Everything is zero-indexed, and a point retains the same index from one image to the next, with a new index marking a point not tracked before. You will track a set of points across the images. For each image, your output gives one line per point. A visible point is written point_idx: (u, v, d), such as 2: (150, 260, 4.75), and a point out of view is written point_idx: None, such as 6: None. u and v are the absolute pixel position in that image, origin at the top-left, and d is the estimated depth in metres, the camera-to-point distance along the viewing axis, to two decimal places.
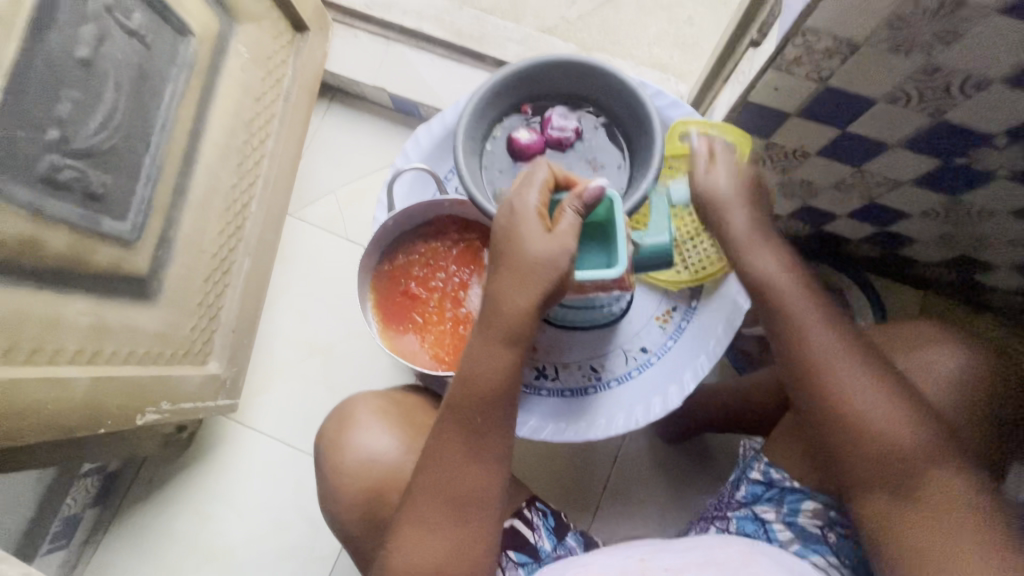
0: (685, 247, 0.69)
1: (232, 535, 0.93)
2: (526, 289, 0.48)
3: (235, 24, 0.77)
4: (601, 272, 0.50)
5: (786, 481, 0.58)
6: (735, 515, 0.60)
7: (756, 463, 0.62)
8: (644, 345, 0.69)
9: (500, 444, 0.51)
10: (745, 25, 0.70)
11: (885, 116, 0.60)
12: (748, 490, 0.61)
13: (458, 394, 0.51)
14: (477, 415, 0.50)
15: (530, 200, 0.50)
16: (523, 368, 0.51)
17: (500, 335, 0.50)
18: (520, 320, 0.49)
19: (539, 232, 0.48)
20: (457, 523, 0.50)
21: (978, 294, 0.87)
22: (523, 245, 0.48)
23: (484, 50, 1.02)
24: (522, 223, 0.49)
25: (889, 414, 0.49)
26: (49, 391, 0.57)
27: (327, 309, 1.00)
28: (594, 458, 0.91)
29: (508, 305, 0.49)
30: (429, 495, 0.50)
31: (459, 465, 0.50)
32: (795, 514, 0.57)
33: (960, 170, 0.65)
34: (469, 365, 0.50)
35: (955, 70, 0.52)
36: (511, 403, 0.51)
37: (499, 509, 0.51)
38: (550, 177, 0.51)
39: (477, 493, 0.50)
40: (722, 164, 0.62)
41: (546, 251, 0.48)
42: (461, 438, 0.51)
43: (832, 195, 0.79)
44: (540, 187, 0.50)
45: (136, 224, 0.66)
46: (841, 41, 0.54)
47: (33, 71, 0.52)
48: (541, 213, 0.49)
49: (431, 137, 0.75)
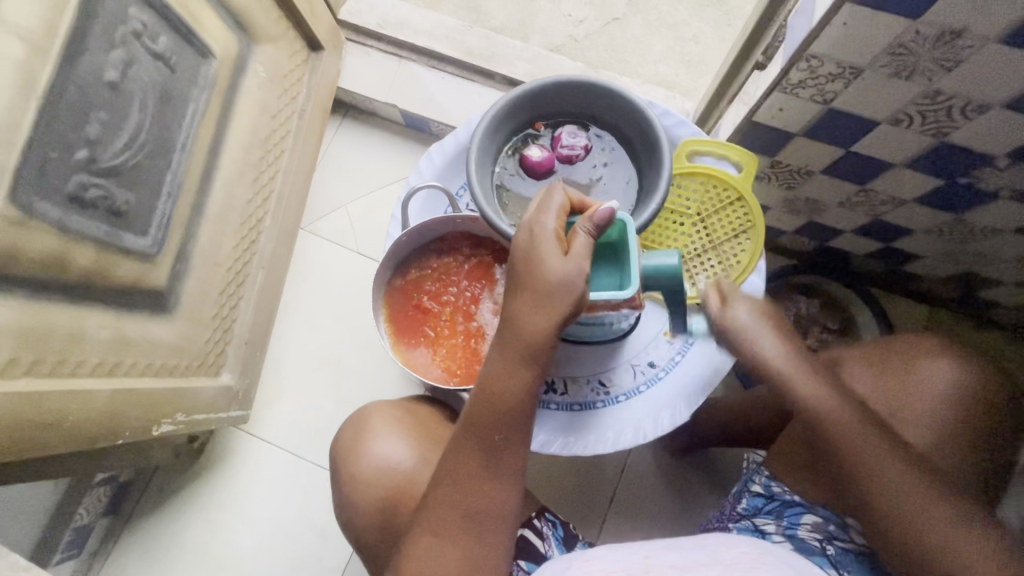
0: (692, 265, 0.70)
1: (242, 545, 0.94)
2: (543, 310, 0.49)
3: (254, 45, 0.79)
4: (615, 294, 0.51)
5: (786, 493, 0.59)
6: (737, 526, 0.61)
7: (757, 476, 0.63)
8: (652, 360, 0.70)
9: (515, 463, 0.52)
10: (750, 47, 0.72)
11: (889, 137, 0.62)
12: (750, 502, 0.62)
13: (475, 412, 0.51)
14: (494, 434, 0.51)
15: (548, 224, 0.51)
16: (537, 386, 0.52)
17: (516, 353, 0.50)
18: (538, 340, 0.50)
19: (557, 255, 0.49)
20: (472, 537, 0.51)
21: (982, 309, 0.88)
22: (540, 267, 0.49)
23: (493, 68, 1.04)
24: (540, 246, 0.50)
25: (873, 446, 0.50)
26: (71, 403, 0.58)
27: (338, 321, 1.02)
28: (601, 471, 0.91)
29: (525, 326, 0.50)
30: (445, 510, 0.51)
31: (476, 479, 0.51)
32: (794, 527, 0.57)
33: (963, 189, 0.66)
34: (486, 382, 0.51)
35: (956, 95, 0.53)
36: (526, 423, 0.52)
37: (513, 522, 0.53)
38: (565, 202, 0.52)
39: (493, 507, 0.51)
40: (739, 304, 0.59)
41: (562, 274, 0.49)
42: (476, 455, 0.51)
43: (837, 212, 0.80)
44: (556, 211, 0.52)
45: (157, 239, 0.67)
46: (844, 66, 0.56)
47: (65, 94, 0.54)
48: (556, 236, 0.50)
49: (443, 154, 0.76)
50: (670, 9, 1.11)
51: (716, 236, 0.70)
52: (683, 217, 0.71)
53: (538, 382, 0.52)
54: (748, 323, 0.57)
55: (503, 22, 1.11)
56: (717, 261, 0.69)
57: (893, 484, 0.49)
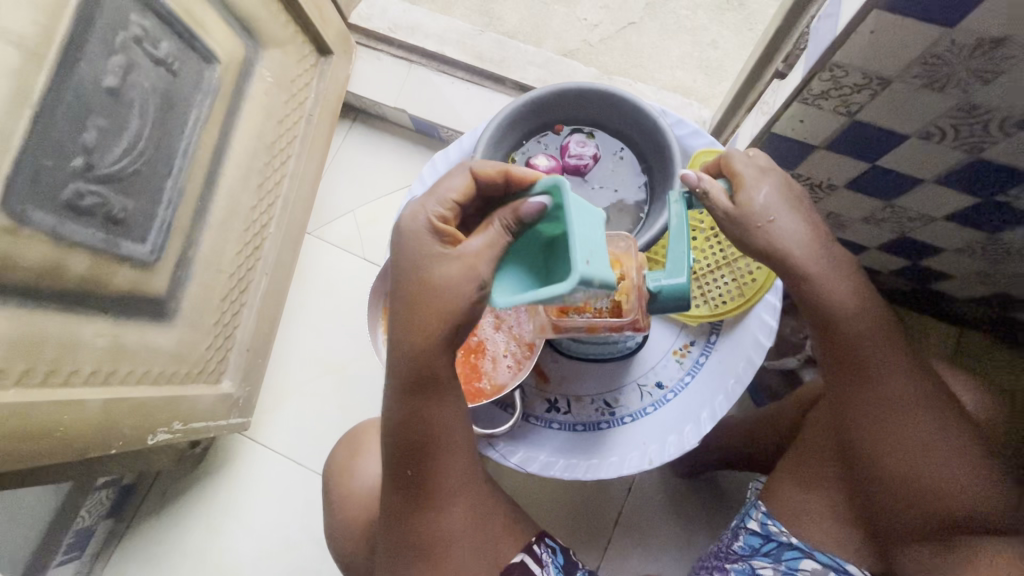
0: (704, 281, 0.67)
1: (241, 553, 0.93)
2: (416, 326, 0.45)
3: (261, 50, 0.78)
4: (550, 289, 0.40)
5: (785, 536, 0.55)
6: (733, 569, 0.58)
7: (754, 511, 0.59)
8: (660, 380, 0.67)
9: (449, 490, 0.52)
10: (770, 54, 0.68)
11: (918, 151, 0.58)
12: (746, 541, 0.58)
13: (393, 454, 0.50)
14: (407, 468, 0.50)
15: (420, 216, 0.45)
16: (438, 415, 0.48)
17: (415, 392, 0.47)
18: (422, 370, 0.46)
19: (438, 255, 0.45)
20: (429, 564, 0.53)
21: (1014, 332, 0.83)
22: (406, 271, 0.45)
23: (505, 73, 1.02)
24: (410, 247, 0.45)
25: (903, 378, 0.50)
26: (63, 412, 0.57)
27: (343, 327, 1.01)
28: (607, 490, 0.88)
29: (406, 356, 0.46)
30: (388, 542, 0.53)
31: (408, 512, 0.52)
32: (793, 572, 0.54)
33: (999, 208, 0.62)
34: (392, 424, 0.49)
35: (994, 108, 0.49)
36: (444, 450, 0.50)
37: (465, 540, 0.54)
38: (457, 187, 0.46)
39: (442, 533, 0.53)
40: (753, 184, 0.52)
41: (438, 274, 0.44)
42: (397, 491, 0.52)
43: (860, 227, 0.76)
44: (440, 201, 0.46)
45: (156, 246, 0.67)
46: (871, 77, 0.52)
47: (61, 101, 0.53)
48: (437, 233, 0.45)
49: (448, 162, 0.74)
50: (689, 13, 1.08)
51: (730, 252, 0.67)
52: (697, 232, 0.68)
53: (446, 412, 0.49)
54: (766, 204, 0.51)
55: (516, 26, 1.08)
56: (731, 277, 0.66)
57: (912, 409, 0.50)
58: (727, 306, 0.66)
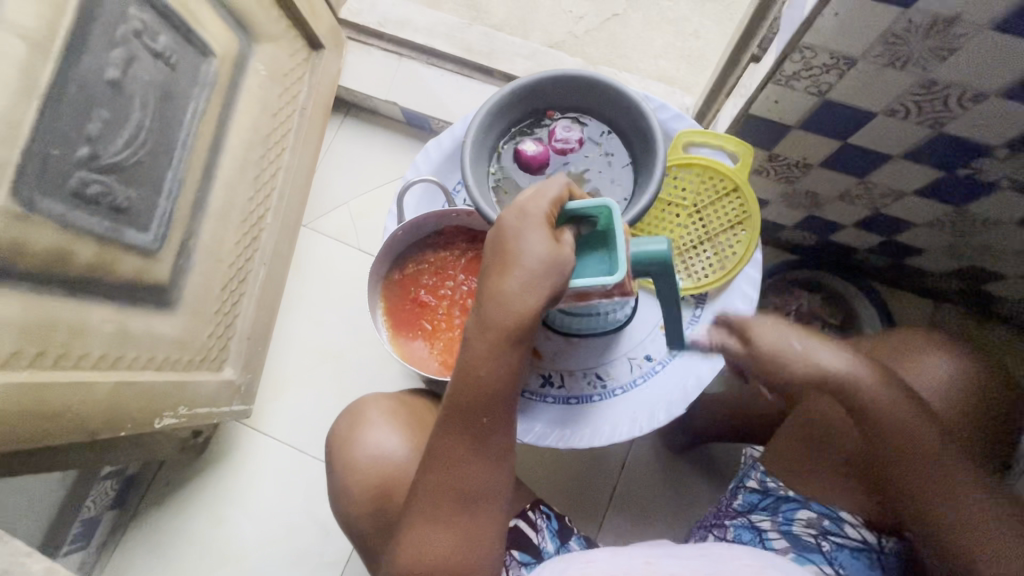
0: (687, 256, 0.70)
1: (246, 538, 0.95)
2: (533, 289, 0.45)
3: (255, 44, 0.80)
4: (601, 279, 0.49)
5: (782, 490, 0.60)
6: (732, 524, 0.61)
7: (753, 471, 0.63)
8: (649, 353, 0.70)
9: (503, 447, 0.51)
10: (746, 40, 0.71)
11: (886, 128, 0.61)
12: (745, 499, 0.62)
13: (462, 396, 0.48)
14: (483, 417, 0.48)
15: (541, 205, 0.47)
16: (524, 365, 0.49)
17: (503, 333, 0.46)
18: (527, 319, 0.46)
19: (549, 239, 0.46)
20: (465, 520, 0.50)
21: (986, 303, 0.87)
22: (529, 251, 0.46)
23: (492, 65, 1.05)
24: (531, 228, 0.46)
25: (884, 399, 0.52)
26: (75, 394, 0.59)
27: (341, 316, 1.03)
28: (601, 466, 0.91)
29: (514, 304, 0.45)
30: (431, 490, 0.50)
31: (461, 463, 0.49)
32: (790, 523, 0.58)
33: (964, 181, 0.65)
34: (472, 360, 0.47)
35: (951, 84, 0.53)
36: (511, 400, 0.49)
37: (502, 505, 0.52)
38: (563, 193, 0.49)
39: (486, 489, 0.50)
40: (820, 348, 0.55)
41: (565, 255, 0.46)
42: (455, 438, 0.49)
43: (836, 205, 0.80)
44: (553, 198, 0.48)
45: (158, 234, 0.69)
46: (839, 57, 0.55)
47: (66, 93, 0.55)
48: (550, 222, 0.47)
49: (440, 150, 0.77)
50: (671, 4, 1.11)
51: (711, 227, 0.70)
52: (680, 208, 0.70)
53: (521, 362, 0.48)
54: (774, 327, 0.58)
55: (503, 19, 1.11)
56: (712, 251, 0.69)
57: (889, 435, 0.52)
58: (707, 280, 0.69)
